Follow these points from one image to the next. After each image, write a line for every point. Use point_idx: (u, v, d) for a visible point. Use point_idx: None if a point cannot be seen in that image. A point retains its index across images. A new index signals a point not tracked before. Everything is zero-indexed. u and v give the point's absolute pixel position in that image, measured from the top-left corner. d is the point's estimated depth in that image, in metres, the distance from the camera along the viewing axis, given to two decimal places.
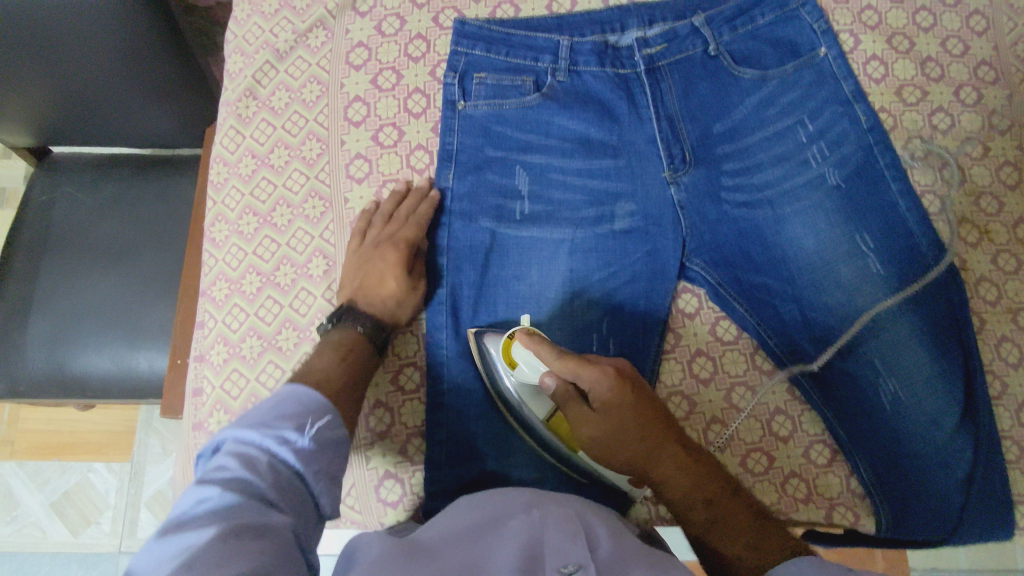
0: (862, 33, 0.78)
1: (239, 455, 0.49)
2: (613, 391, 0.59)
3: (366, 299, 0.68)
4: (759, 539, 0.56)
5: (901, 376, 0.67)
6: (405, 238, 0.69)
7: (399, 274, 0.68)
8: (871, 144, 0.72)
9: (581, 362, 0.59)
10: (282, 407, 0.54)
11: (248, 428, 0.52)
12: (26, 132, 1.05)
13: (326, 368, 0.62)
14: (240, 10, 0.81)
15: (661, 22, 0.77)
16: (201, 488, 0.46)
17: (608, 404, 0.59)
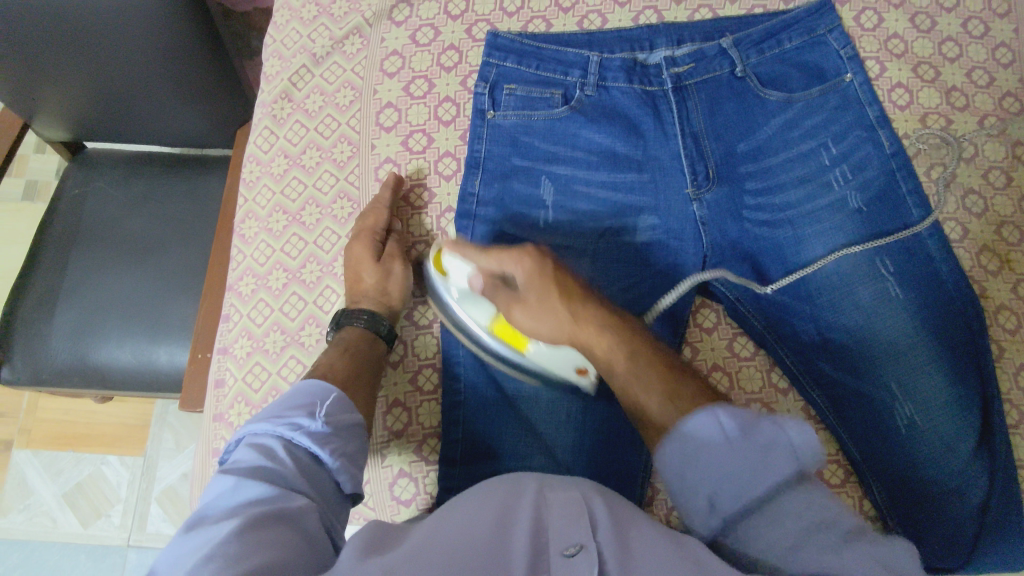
0: (888, 60, 0.79)
1: (254, 447, 0.51)
2: (532, 268, 0.62)
3: (351, 298, 0.70)
4: (675, 388, 0.55)
5: (918, 401, 0.67)
6: (367, 227, 0.72)
7: (368, 262, 0.70)
8: (893, 170, 0.73)
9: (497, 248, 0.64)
10: (294, 398, 0.56)
11: (261, 420, 0.53)
12: (62, 122, 1.08)
13: (329, 363, 0.62)
14: (280, 16, 0.84)
15: (689, 42, 0.79)
16: (218, 484, 0.48)
17: (528, 283, 0.62)
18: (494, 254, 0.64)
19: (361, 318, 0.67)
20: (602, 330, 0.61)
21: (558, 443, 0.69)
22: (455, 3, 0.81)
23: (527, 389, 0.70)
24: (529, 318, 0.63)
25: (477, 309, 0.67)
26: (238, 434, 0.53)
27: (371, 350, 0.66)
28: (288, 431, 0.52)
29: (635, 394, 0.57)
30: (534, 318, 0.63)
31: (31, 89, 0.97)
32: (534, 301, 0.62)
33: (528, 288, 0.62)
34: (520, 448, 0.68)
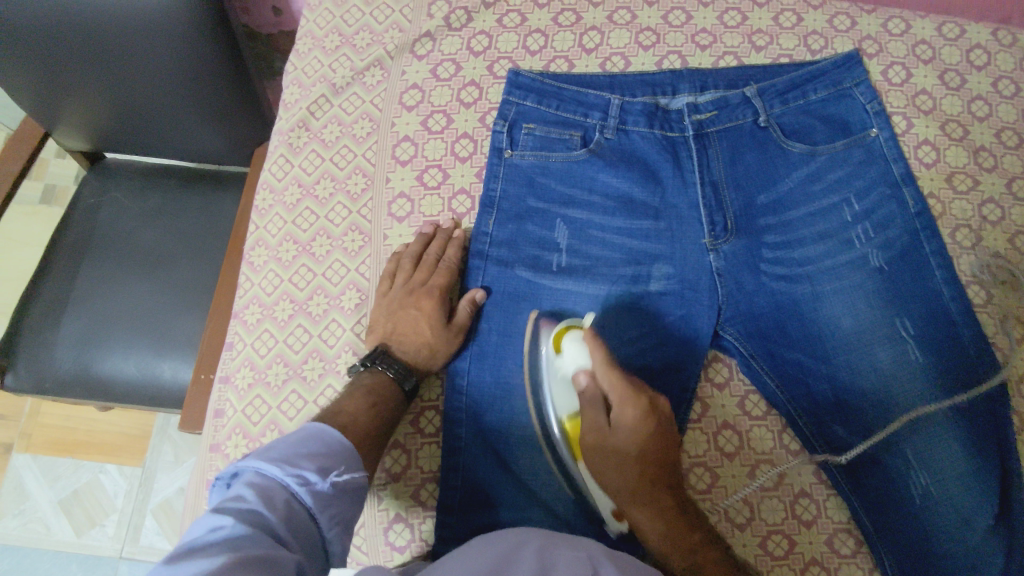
0: (916, 116, 0.78)
1: (258, 489, 0.49)
2: (643, 419, 0.63)
3: (401, 345, 0.68)
4: None
5: (933, 471, 0.65)
6: (439, 284, 0.71)
7: (435, 324, 0.68)
8: (917, 229, 0.71)
9: (625, 383, 0.63)
10: (308, 446, 0.55)
11: (270, 461, 0.52)
12: (81, 133, 1.08)
13: (354, 411, 0.62)
14: (302, 44, 0.84)
15: (713, 89, 0.77)
16: (215, 517, 0.46)
17: (631, 431, 0.63)
18: (620, 392, 0.63)
19: (394, 368, 0.66)
20: (664, 506, 0.63)
21: (555, 495, 0.67)
22: (479, 40, 0.81)
23: (532, 436, 0.68)
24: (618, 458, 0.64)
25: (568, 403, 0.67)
26: (242, 465, 0.51)
27: (392, 397, 0.65)
28: (296, 484, 0.51)
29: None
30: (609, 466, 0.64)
31: (54, 98, 0.98)
32: (620, 447, 0.64)
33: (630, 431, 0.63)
34: (519, 498, 0.67)
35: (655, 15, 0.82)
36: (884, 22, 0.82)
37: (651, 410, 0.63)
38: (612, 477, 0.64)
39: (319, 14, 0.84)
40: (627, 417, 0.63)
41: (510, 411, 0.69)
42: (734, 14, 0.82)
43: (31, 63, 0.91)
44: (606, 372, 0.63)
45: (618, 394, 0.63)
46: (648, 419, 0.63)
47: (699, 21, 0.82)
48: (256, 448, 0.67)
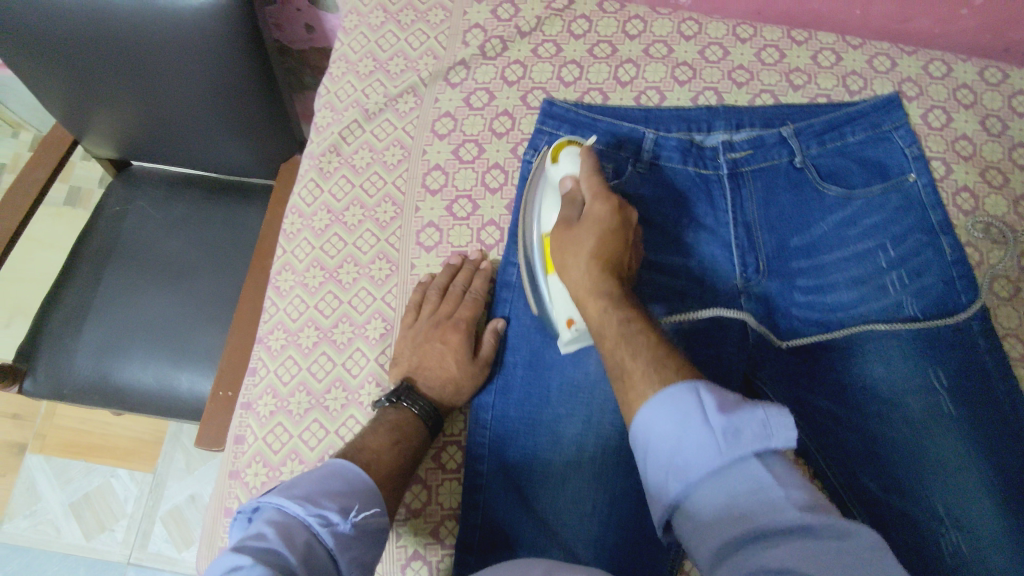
0: (955, 162, 0.77)
1: (279, 528, 0.48)
2: (609, 211, 0.62)
3: (426, 380, 0.68)
4: (661, 358, 0.51)
5: (964, 527, 0.63)
6: (465, 317, 0.70)
7: (460, 357, 0.68)
8: (954, 278, 0.70)
9: (602, 185, 0.64)
10: (330, 485, 0.54)
11: (292, 499, 0.51)
12: (109, 141, 1.08)
13: (379, 448, 0.61)
14: (335, 67, 0.84)
15: (749, 127, 0.76)
16: (236, 556, 0.44)
17: (594, 220, 0.62)
18: (594, 188, 0.63)
19: (419, 404, 0.65)
20: (610, 293, 0.58)
21: (578, 539, 0.65)
22: (513, 69, 0.81)
23: (554, 473, 0.67)
24: (571, 250, 0.62)
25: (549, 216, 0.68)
26: (263, 501, 0.50)
27: (417, 433, 0.64)
28: (318, 524, 0.50)
29: (619, 352, 0.53)
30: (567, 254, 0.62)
31: (85, 105, 0.98)
32: (579, 236, 0.62)
33: (590, 223, 0.62)
34: (540, 539, 0.65)
35: (691, 50, 0.82)
36: (925, 64, 0.81)
37: (619, 206, 0.62)
38: (565, 270, 0.62)
39: (353, 37, 0.84)
40: (593, 209, 0.62)
41: (533, 446, 0.68)
42: (772, 51, 0.82)
43: (63, 70, 0.92)
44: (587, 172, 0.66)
45: (591, 188, 0.63)
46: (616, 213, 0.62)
47: (737, 58, 0.81)
48: (275, 477, 0.66)
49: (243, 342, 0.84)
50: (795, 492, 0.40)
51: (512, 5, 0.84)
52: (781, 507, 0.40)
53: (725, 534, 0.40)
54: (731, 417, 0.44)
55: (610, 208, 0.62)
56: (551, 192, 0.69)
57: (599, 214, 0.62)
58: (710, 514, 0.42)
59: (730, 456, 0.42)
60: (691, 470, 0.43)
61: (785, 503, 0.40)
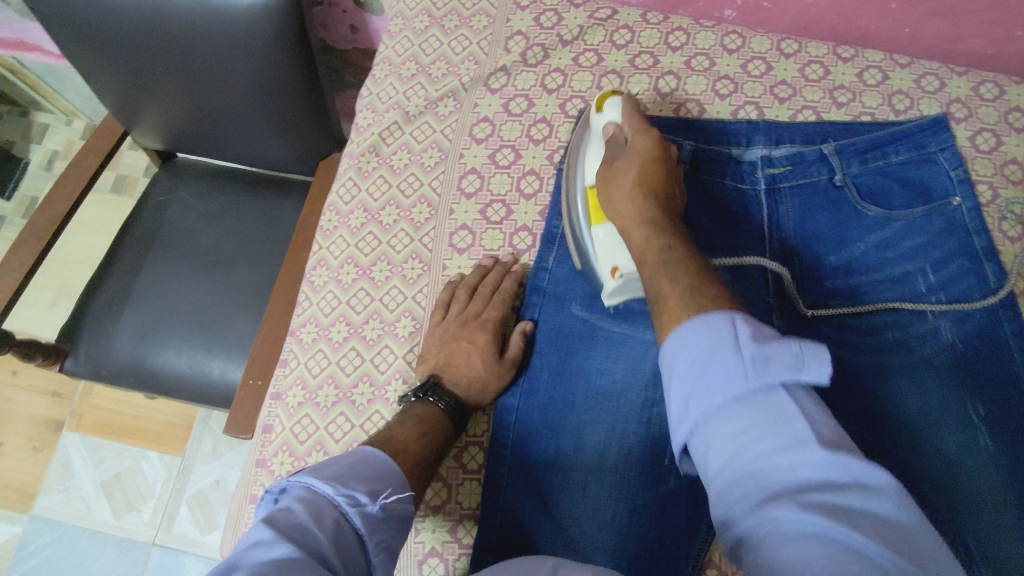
0: (1002, 187, 0.75)
1: (307, 506, 0.49)
2: (651, 146, 0.65)
3: (453, 376, 0.68)
4: (697, 280, 0.52)
5: (998, 565, 0.60)
6: (492, 317, 0.71)
7: (487, 355, 0.68)
8: (996, 309, 0.67)
9: (644, 124, 0.67)
10: (359, 469, 0.54)
11: (321, 480, 0.51)
12: (157, 132, 1.12)
13: (406, 439, 0.61)
14: (379, 69, 0.85)
15: (789, 143, 0.76)
16: (264, 533, 0.45)
17: (639, 154, 0.65)
18: (636, 126, 0.67)
19: (445, 400, 0.66)
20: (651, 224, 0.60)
21: (594, 548, 0.65)
22: (553, 77, 0.81)
23: (574, 480, 0.66)
24: (617, 182, 0.65)
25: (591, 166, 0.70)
26: (292, 481, 0.51)
27: (443, 428, 0.65)
28: (346, 504, 0.51)
29: (657, 277, 0.55)
30: (612, 191, 0.65)
31: (135, 93, 1.01)
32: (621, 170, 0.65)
33: (633, 155, 0.65)
34: (556, 545, 0.65)
35: (734, 63, 0.81)
36: (976, 86, 0.79)
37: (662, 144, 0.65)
38: (611, 205, 0.64)
39: (398, 41, 0.86)
40: (637, 143, 0.66)
41: (555, 451, 0.68)
42: (817, 67, 0.81)
43: (117, 61, 0.95)
44: (629, 116, 0.68)
45: (633, 127, 0.67)
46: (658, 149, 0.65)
47: (780, 73, 0.80)
48: (300, 467, 0.68)
49: (275, 333, 0.86)
50: (815, 423, 0.41)
51: (555, 13, 0.84)
52: (798, 438, 0.40)
53: (739, 455, 0.41)
54: (762, 346, 0.44)
55: (653, 143, 0.66)
56: (593, 144, 0.72)
57: (640, 149, 0.65)
58: (728, 436, 0.42)
59: (755, 382, 0.43)
60: (713, 393, 0.44)
61: (806, 437, 0.40)
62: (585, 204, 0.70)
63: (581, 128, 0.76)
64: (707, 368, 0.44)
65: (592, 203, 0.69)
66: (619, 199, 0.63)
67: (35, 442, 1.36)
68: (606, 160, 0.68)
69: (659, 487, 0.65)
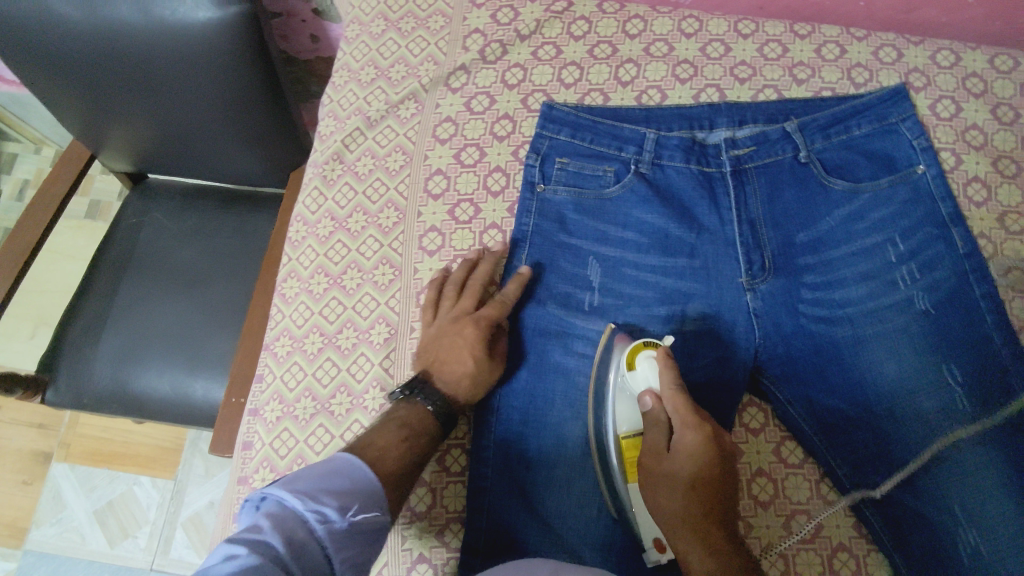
0: (965, 153, 0.75)
1: (274, 523, 0.48)
2: (699, 446, 0.58)
3: (440, 375, 0.66)
4: None
5: (983, 526, 0.60)
6: (487, 314, 0.68)
7: (479, 354, 0.65)
8: (966, 271, 0.68)
9: (692, 411, 0.60)
10: (335, 480, 0.53)
11: (293, 493, 0.50)
12: (125, 155, 1.11)
13: (386, 443, 0.59)
14: (338, 76, 0.85)
15: (752, 123, 0.76)
16: (231, 550, 0.44)
17: (687, 456, 0.59)
18: (682, 416, 0.60)
19: (433, 401, 0.63)
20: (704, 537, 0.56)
21: (584, 541, 0.65)
22: (513, 73, 0.81)
23: (559, 476, 0.67)
24: (667, 483, 0.59)
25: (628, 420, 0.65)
26: (267, 492, 0.50)
27: (429, 429, 0.62)
28: (314, 521, 0.49)
29: None
30: (658, 483, 0.60)
31: (98, 116, 1.00)
32: (670, 468, 0.59)
33: (682, 456, 0.59)
34: (545, 543, 0.65)
35: (693, 47, 0.81)
36: (933, 54, 0.79)
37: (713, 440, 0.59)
38: (656, 499, 0.60)
39: (355, 46, 0.85)
40: (686, 442, 0.59)
41: (538, 449, 0.67)
42: (775, 46, 0.81)
43: (75, 86, 0.94)
44: (674, 396, 0.61)
45: (680, 418, 0.60)
46: (708, 449, 0.58)
47: (738, 54, 0.80)
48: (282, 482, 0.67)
49: (252, 349, 0.85)
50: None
51: (511, 9, 0.84)
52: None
53: None
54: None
55: (703, 438, 0.59)
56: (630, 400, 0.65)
57: (690, 449, 0.59)
58: None
59: None
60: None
61: None
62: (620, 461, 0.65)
63: (608, 357, 0.68)
64: None
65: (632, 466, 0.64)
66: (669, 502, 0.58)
67: (23, 475, 1.34)
68: (654, 449, 0.61)
69: None
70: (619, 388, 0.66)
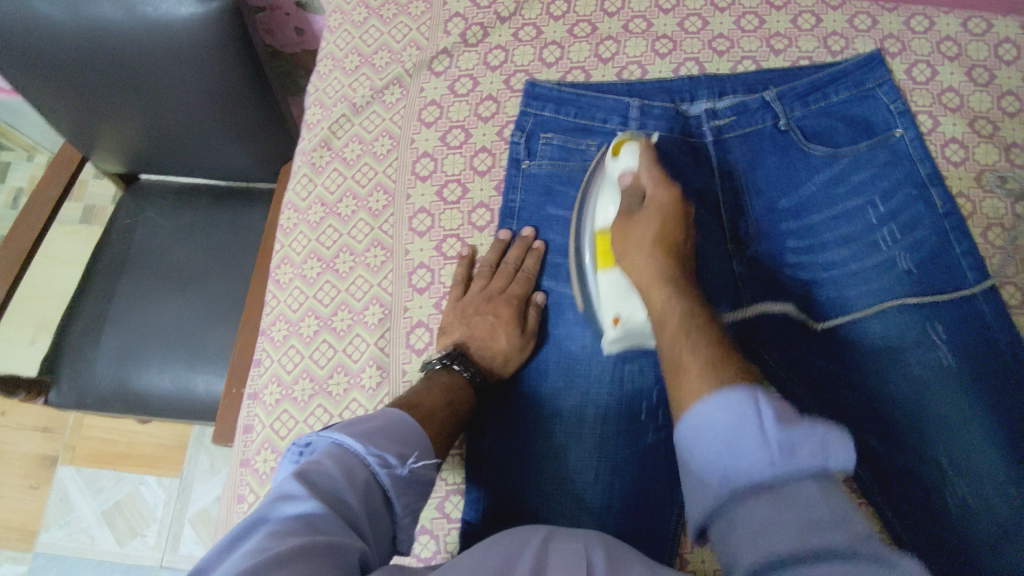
0: (941, 115, 0.76)
1: (338, 462, 0.49)
2: (668, 201, 0.62)
3: (477, 348, 0.68)
4: (716, 346, 0.50)
5: (970, 477, 0.62)
6: (516, 293, 0.71)
7: (513, 330, 0.68)
8: (946, 230, 0.69)
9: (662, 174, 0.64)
10: (390, 430, 0.54)
11: (352, 437, 0.51)
12: (116, 155, 1.11)
13: (432, 407, 0.61)
14: (323, 65, 0.86)
15: (732, 94, 0.77)
16: (297, 488, 0.45)
17: (657, 210, 0.62)
18: (655, 177, 0.64)
19: (471, 371, 0.66)
20: (664, 278, 0.58)
21: (581, 507, 0.66)
22: (495, 55, 0.82)
23: (555, 446, 0.68)
24: (635, 240, 0.62)
25: (604, 209, 0.68)
26: (322, 436, 0.51)
27: (466, 399, 0.64)
28: (377, 464, 0.50)
29: (673, 340, 0.52)
30: (626, 242, 0.63)
31: (89, 114, 1.00)
32: (637, 224, 0.63)
33: (652, 210, 0.63)
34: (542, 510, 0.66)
35: (671, 23, 0.82)
36: (907, 20, 0.80)
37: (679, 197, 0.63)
38: (625, 254, 0.63)
39: (338, 35, 0.87)
40: (657, 198, 0.63)
41: (535, 419, 0.69)
42: (751, 18, 0.82)
43: (67, 86, 0.94)
44: (647, 163, 0.65)
45: (651, 176, 0.64)
46: (676, 204, 0.63)
47: (716, 27, 0.82)
48: None
49: (249, 338, 0.86)
50: (842, 520, 0.36)
51: None
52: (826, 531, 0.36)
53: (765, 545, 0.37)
54: (790, 429, 0.40)
55: (673, 194, 0.63)
56: (608, 186, 0.69)
57: (660, 201, 0.63)
58: (755, 514, 0.39)
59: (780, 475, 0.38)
60: (734, 480, 0.40)
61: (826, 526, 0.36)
62: (595, 251, 0.68)
63: (598, 163, 0.72)
64: (736, 456, 0.40)
65: (603, 250, 0.67)
66: (636, 252, 0.61)
67: (30, 479, 1.36)
68: (625, 210, 0.65)
69: (639, 443, 0.67)
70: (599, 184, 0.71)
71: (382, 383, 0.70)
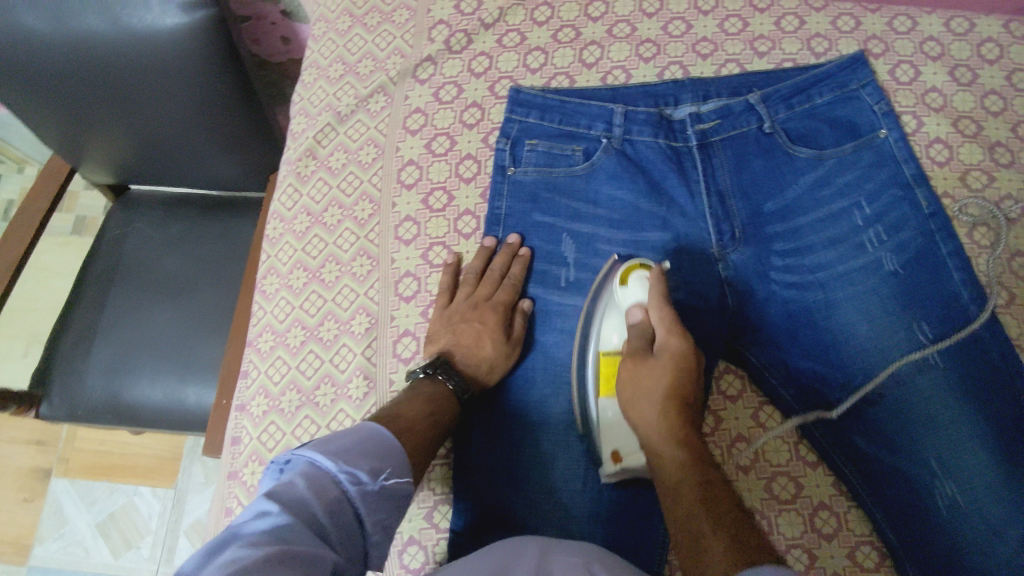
0: (926, 115, 0.76)
1: (310, 481, 0.48)
2: (680, 349, 0.62)
3: (463, 357, 0.68)
4: (736, 531, 0.51)
5: (959, 478, 0.62)
6: (502, 301, 0.71)
7: (498, 338, 0.68)
8: (931, 230, 0.69)
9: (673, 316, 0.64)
10: (365, 445, 0.54)
11: (325, 454, 0.51)
12: (103, 167, 1.11)
13: (414, 418, 0.60)
14: (308, 74, 0.87)
15: (716, 97, 0.77)
16: (267, 505, 0.45)
17: (667, 356, 0.62)
18: (665, 319, 0.63)
19: (455, 380, 0.65)
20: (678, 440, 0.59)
21: (570, 515, 0.66)
22: (479, 61, 0.82)
23: (543, 454, 0.68)
24: (643, 391, 0.62)
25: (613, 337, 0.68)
26: (297, 453, 0.51)
27: (450, 408, 0.64)
28: (347, 482, 0.50)
29: (692, 517, 0.53)
30: (635, 386, 0.63)
31: (75, 128, 0.99)
32: (647, 370, 0.63)
33: (663, 357, 0.62)
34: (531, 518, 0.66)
35: (655, 27, 0.82)
36: (890, 20, 0.81)
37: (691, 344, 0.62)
38: (637, 405, 0.63)
39: (323, 44, 0.87)
40: (668, 345, 0.62)
41: (523, 429, 0.68)
42: (735, 21, 0.82)
43: (53, 102, 0.93)
44: (658, 303, 0.64)
45: (662, 319, 0.64)
46: (688, 353, 0.62)
47: (699, 30, 0.82)
48: None
49: (238, 349, 0.86)
50: None
51: None
52: None
53: None
54: None
55: (685, 340, 0.63)
56: (616, 312, 0.69)
57: (672, 348, 0.62)
58: None
59: None
60: None
61: None
62: (597, 377, 0.68)
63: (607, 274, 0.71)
64: None
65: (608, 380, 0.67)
66: (646, 406, 0.62)
67: (24, 493, 1.35)
68: (632, 350, 0.65)
69: None
70: (606, 302, 0.69)
71: (369, 393, 0.70)
